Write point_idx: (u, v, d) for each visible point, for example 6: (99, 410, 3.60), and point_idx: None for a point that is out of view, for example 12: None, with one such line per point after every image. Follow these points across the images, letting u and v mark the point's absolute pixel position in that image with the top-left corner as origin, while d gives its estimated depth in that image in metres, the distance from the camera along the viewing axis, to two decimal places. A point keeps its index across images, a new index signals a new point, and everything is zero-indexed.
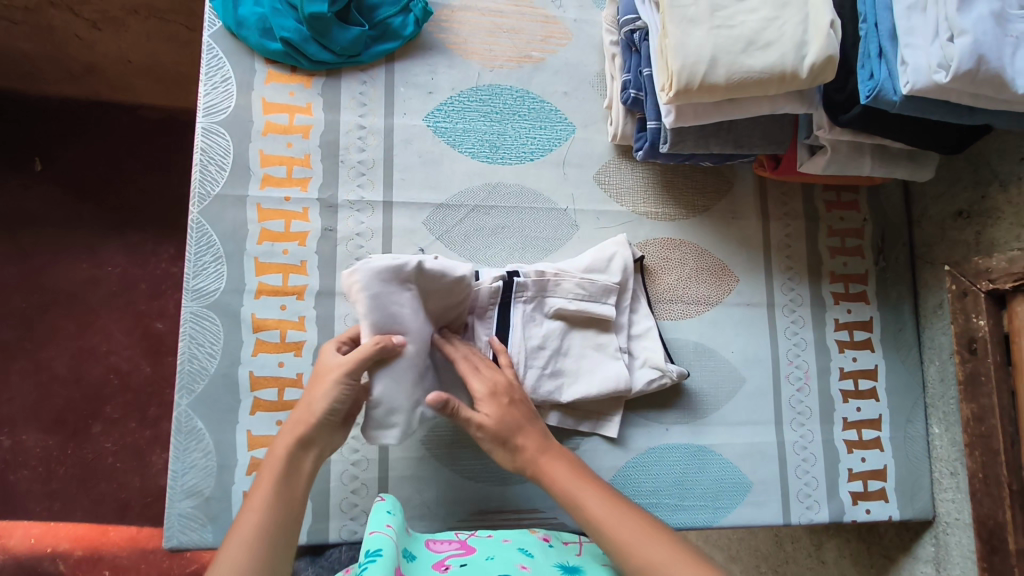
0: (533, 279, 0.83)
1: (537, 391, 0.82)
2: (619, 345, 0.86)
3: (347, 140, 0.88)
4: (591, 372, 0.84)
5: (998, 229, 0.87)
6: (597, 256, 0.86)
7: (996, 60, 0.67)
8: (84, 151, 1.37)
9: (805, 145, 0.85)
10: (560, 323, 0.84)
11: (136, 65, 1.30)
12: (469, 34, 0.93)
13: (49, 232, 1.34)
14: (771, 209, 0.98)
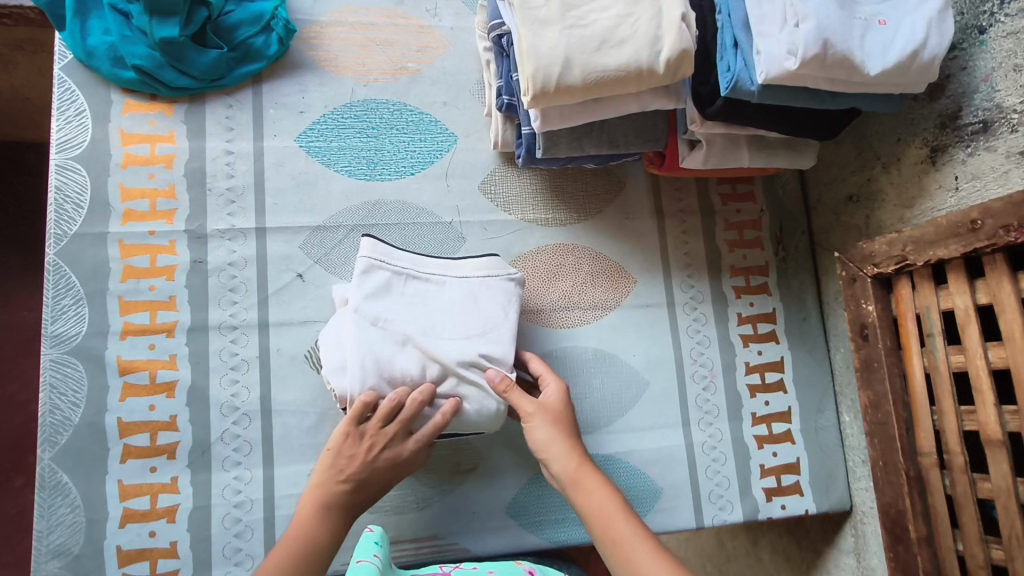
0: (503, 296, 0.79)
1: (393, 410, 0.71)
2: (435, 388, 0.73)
3: (214, 167, 0.84)
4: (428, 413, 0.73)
5: (884, 212, 0.86)
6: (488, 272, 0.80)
7: (843, 43, 0.66)
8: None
9: (684, 140, 0.83)
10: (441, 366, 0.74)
11: (35, 103, 1.15)
12: (340, 49, 0.90)
13: None
14: (665, 206, 0.97)
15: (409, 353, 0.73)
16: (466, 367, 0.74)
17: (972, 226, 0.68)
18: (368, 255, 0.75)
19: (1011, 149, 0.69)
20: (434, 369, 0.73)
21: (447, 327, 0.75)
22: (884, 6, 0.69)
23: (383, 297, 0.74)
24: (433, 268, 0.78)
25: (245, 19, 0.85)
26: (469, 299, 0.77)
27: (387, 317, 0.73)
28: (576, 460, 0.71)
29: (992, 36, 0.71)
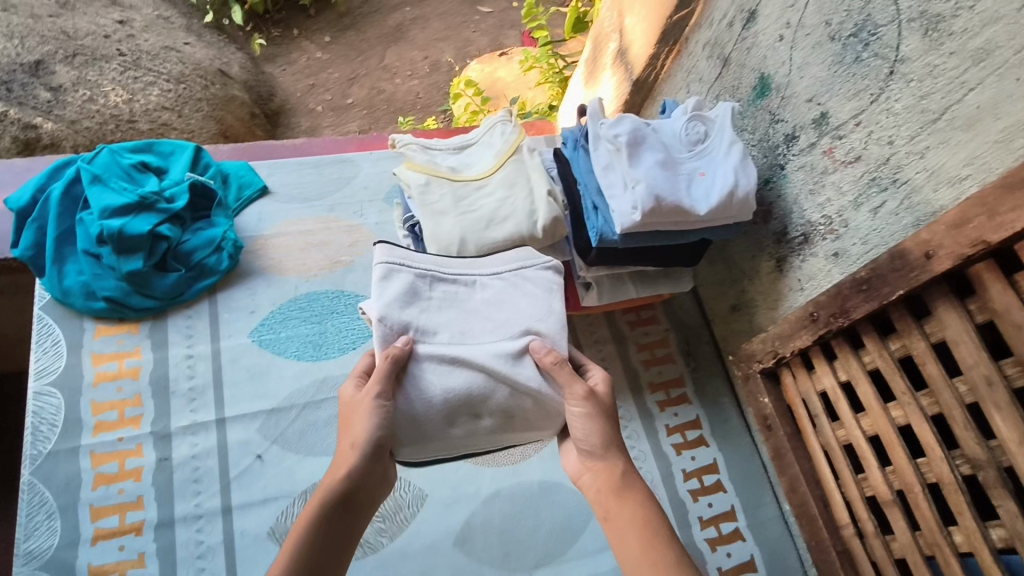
0: (542, 287, 0.72)
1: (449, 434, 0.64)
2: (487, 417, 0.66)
3: (177, 371, 0.95)
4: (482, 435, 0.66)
5: (760, 315, 1.00)
6: (514, 259, 0.73)
7: (673, 195, 0.84)
8: None
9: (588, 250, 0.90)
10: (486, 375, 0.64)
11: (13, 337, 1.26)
12: (283, 255, 1.07)
13: None
14: (582, 339, 1.10)
15: (453, 371, 0.64)
16: (517, 362, 0.65)
17: (812, 318, 0.82)
18: (384, 257, 0.68)
19: (828, 252, 0.84)
20: (483, 381, 0.64)
21: (486, 330, 0.67)
22: (701, 162, 0.89)
23: (409, 304, 0.66)
24: (458, 268, 0.71)
25: (200, 245, 1.01)
26: (502, 295, 0.70)
27: (421, 329, 0.65)
28: (619, 467, 0.64)
29: (790, 170, 0.89)
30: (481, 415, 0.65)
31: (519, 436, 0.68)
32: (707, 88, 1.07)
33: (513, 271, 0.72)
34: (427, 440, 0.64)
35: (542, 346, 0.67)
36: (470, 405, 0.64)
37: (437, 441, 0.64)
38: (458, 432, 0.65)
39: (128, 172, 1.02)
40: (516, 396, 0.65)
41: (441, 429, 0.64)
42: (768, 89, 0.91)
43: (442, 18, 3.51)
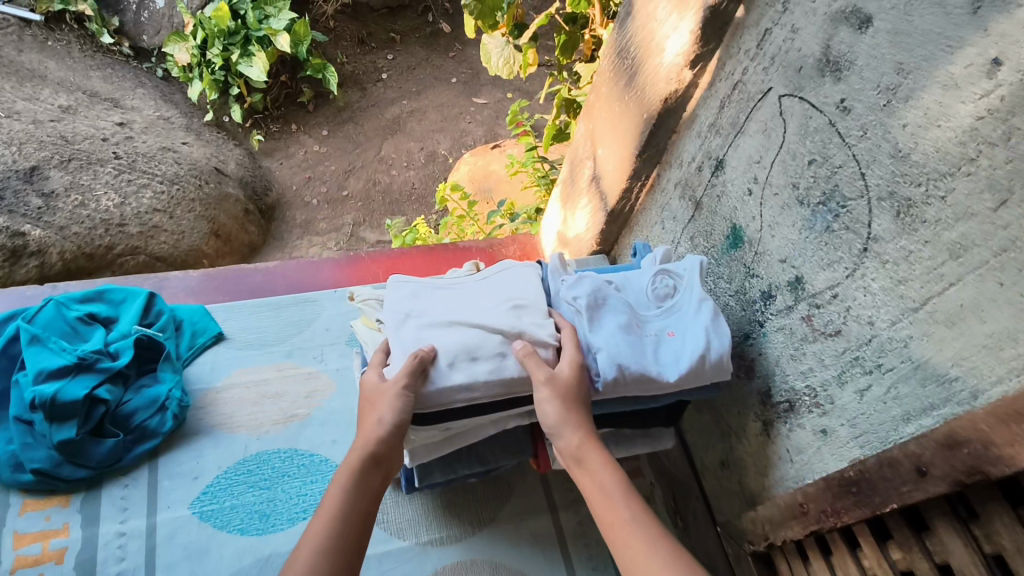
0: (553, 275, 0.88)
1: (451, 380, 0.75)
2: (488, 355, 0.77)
3: (106, 552, 0.86)
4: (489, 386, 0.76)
5: (750, 479, 0.91)
6: (507, 259, 0.92)
7: (637, 362, 0.77)
8: None
9: (551, 346, 0.78)
10: (484, 330, 0.78)
11: None
12: (234, 409, 1.01)
13: None
14: (558, 498, 1.01)
15: (452, 330, 0.79)
16: (512, 314, 0.80)
17: (800, 509, 0.74)
18: (398, 278, 0.89)
19: (815, 427, 0.77)
20: (478, 334, 0.78)
21: (481, 302, 0.84)
22: (669, 320, 0.83)
23: (409, 294, 0.86)
24: (457, 277, 0.91)
25: (142, 404, 0.95)
26: (487, 283, 0.88)
27: (421, 307, 0.83)
28: (572, 412, 0.74)
29: (770, 330, 0.83)
30: (478, 361, 0.76)
31: (520, 388, 0.77)
32: (681, 228, 1.03)
33: (503, 264, 0.92)
34: (433, 382, 0.74)
35: (532, 309, 0.81)
36: (469, 349, 0.77)
37: (440, 386, 0.74)
38: (459, 377, 0.75)
39: (70, 327, 0.98)
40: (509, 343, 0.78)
41: (445, 372, 0.75)
42: (740, 241, 0.88)
43: (438, 110, 3.61)
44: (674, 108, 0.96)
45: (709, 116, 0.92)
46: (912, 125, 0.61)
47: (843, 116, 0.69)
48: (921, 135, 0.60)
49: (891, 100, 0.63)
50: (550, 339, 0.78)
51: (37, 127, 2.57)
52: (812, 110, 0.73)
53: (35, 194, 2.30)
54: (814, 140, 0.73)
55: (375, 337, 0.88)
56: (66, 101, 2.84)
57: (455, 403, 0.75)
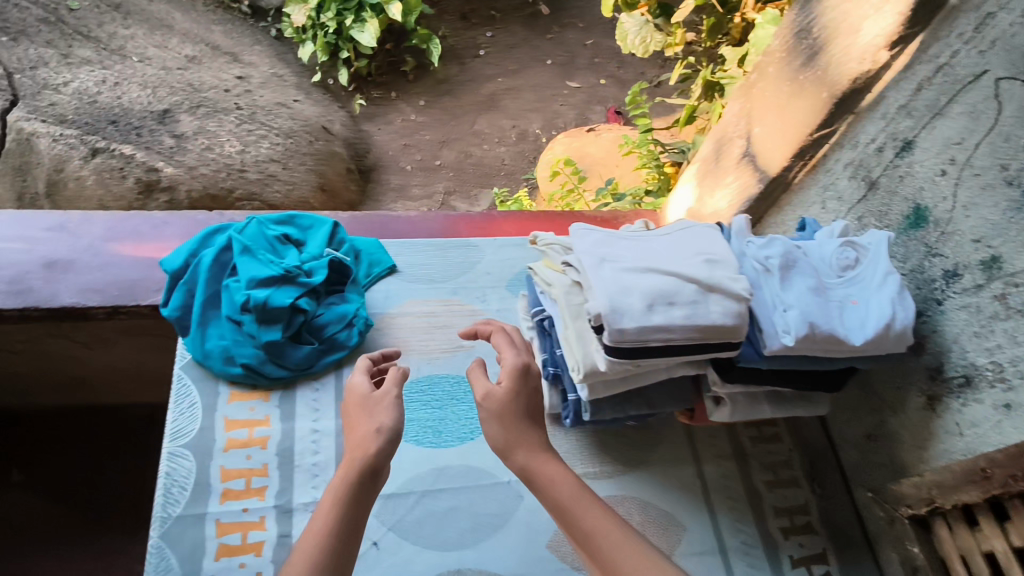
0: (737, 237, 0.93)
1: (650, 320, 0.80)
2: (685, 300, 0.81)
3: (302, 445, 0.96)
4: (682, 331, 0.80)
5: (904, 451, 0.94)
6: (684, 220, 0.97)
7: (825, 322, 0.81)
8: (76, 470, 1.66)
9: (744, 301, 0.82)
10: (676, 278, 0.83)
11: (124, 369, 1.63)
12: (408, 334, 1.09)
13: (58, 522, 1.59)
14: (703, 452, 1.06)
15: (649, 275, 0.84)
16: (703, 266, 0.84)
17: (983, 473, 0.77)
18: (583, 229, 0.95)
19: (997, 402, 0.81)
20: (673, 281, 0.83)
21: (671, 254, 0.88)
22: (852, 288, 0.86)
23: (600, 241, 0.91)
24: (637, 230, 0.96)
25: (330, 319, 1.04)
26: (672, 238, 0.92)
27: (615, 253, 0.88)
28: (513, 430, 0.79)
29: (949, 308, 0.86)
30: (675, 304, 0.81)
31: (715, 334, 0.81)
32: (847, 208, 1.06)
33: (681, 225, 0.96)
34: (637, 321, 0.79)
35: (717, 261, 0.85)
36: (666, 294, 0.81)
37: (640, 323, 0.79)
38: (658, 318, 0.80)
39: (272, 242, 1.07)
40: (704, 293, 0.82)
41: (645, 312, 0.80)
42: (924, 221, 0.91)
43: (534, 89, 3.64)
44: (861, 89, 0.99)
45: (900, 97, 0.95)
46: None
47: None
48: None
49: None
50: (743, 293, 0.81)
51: (167, 73, 2.67)
52: None
53: (167, 134, 2.37)
54: None
55: (562, 279, 0.94)
56: (192, 52, 2.90)
57: (649, 342, 0.80)
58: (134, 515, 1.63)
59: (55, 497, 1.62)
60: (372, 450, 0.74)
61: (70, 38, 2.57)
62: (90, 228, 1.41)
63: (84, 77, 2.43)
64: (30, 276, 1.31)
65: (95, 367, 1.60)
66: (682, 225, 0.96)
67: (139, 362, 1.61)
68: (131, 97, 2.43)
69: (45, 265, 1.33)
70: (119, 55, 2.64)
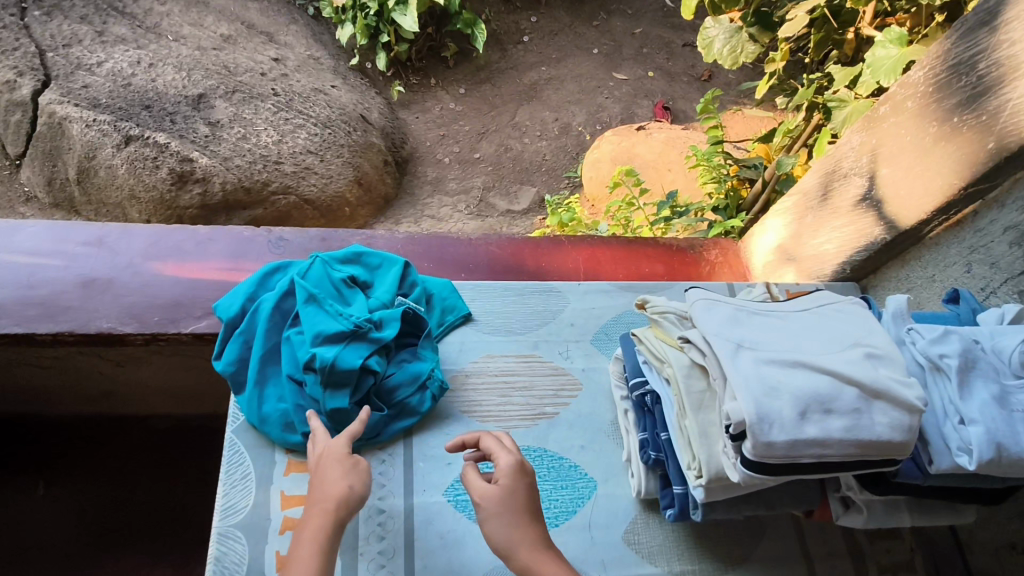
0: (893, 324, 0.79)
1: (802, 433, 0.66)
2: (844, 409, 0.68)
3: (367, 529, 0.84)
4: (841, 447, 0.67)
5: None
6: (822, 296, 0.83)
7: (1014, 443, 0.67)
8: (101, 487, 1.56)
9: (917, 410, 0.68)
10: (831, 379, 0.69)
11: (155, 385, 1.52)
12: (483, 397, 0.96)
13: (81, 544, 1.49)
14: (814, 548, 0.92)
15: (796, 372, 0.70)
16: (863, 364, 0.71)
17: None
18: (704, 300, 0.81)
19: None
20: (828, 382, 0.69)
21: (816, 342, 0.74)
22: None
23: (729, 319, 0.77)
24: (765, 304, 0.82)
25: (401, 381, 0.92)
26: (812, 319, 0.78)
27: (749, 338, 0.75)
28: (513, 523, 0.71)
29: None
30: (831, 413, 0.68)
31: (877, 452, 0.68)
32: (1003, 277, 0.93)
33: (818, 301, 0.82)
34: (789, 434, 0.66)
35: (879, 358, 0.71)
36: (821, 400, 0.68)
37: (791, 436, 0.66)
38: (812, 430, 0.67)
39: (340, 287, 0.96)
40: (865, 400, 0.68)
41: (796, 422, 0.67)
42: None
43: (577, 81, 3.46)
44: None
45: None
46: None
47: None
48: None
49: None
50: (915, 402, 0.67)
51: (202, 54, 2.47)
52: None
53: (201, 121, 2.21)
54: None
55: (678, 358, 0.81)
56: (228, 30, 2.73)
57: (799, 457, 0.67)
58: (162, 540, 1.52)
59: (81, 516, 1.52)
60: (339, 487, 0.74)
61: (104, 14, 2.37)
62: (130, 242, 1.30)
63: (119, 57, 2.23)
64: (64, 295, 1.21)
65: (126, 382, 1.50)
66: (821, 302, 0.82)
67: (172, 379, 1.50)
68: (167, 80, 2.23)
69: (82, 285, 1.23)
70: (155, 32, 2.49)
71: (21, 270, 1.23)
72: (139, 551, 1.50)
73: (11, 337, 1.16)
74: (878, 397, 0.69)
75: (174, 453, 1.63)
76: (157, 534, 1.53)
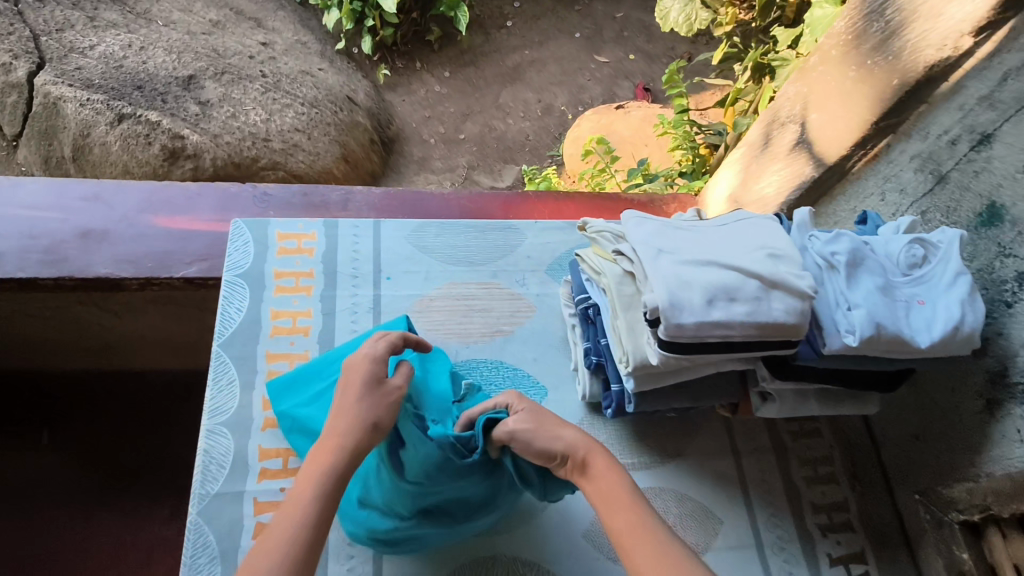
0: (800, 230, 0.88)
1: (709, 316, 0.76)
2: (748, 297, 0.77)
3: None
4: (743, 329, 0.77)
5: (954, 456, 0.91)
6: (742, 212, 0.92)
7: (892, 324, 0.77)
8: (103, 435, 1.64)
9: (808, 298, 0.78)
10: (739, 274, 0.79)
11: (151, 338, 1.61)
12: (446, 318, 1.07)
13: (85, 487, 1.57)
14: (741, 445, 1.04)
15: (708, 268, 0.80)
16: (767, 261, 0.80)
17: None
18: (636, 216, 0.90)
19: None
20: (735, 276, 0.79)
21: (731, 245, 0.84)
22: (919, 287, 0.82)
23: (656, 230, 0.87)
24: (692, 220, 0.92)
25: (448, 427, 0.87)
26: (730, 228, 0.88)
27: (672, 243, 0.84)
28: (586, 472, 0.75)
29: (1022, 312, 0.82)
30: (735, 300, 0.77)
31: (775, 333, 0.78)
32: (911, 200, 0.99)
33: (738, 216, 0.91)
34: (697, 316, 0.76)
35: (782, 257, 0.81)
36: (727, 289, 0.78)
37: (699, 318, 0.76)
38: (717, 314, 0.76)
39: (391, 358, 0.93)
40: (766, 290, 0.78)
41: (704, 307, 0.77)
42: (999, 220, 0.85)
43: (559, 63, 3.54)
44: (938, 77, 0.91)
45: (982, 87, 0.87)
46: None
47: None
48: None
49: None
50: (806, 289, 0.78)
51: (191, 38, 2.49)
52: None
53: (191, 101, 2.22)
54: None
55: (612, 268, 0.91)
56: (217, 17, 2.79)
57: (705, 337, 0.77)
58: (163, 481, 1.62)
59: (84, 463, 1.60)
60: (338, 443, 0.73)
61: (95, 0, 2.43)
62: (124, 197, 1.38)
63: (110, 41, 2.27)
64: (65, 245, 1.30)
65: (124, 333, 1.58)
66: (740, 216, 0.91)
67: (166, 330, 1.59)
68: (156, 62, 2.26)
69: (81, 235, 1.32)
70: (146, 19, 2.52)
71: (24, 223, 1.31)
72: (140, 494, 1.59)
73: (17, 282, 1.26)
74: (777, 286, 0.78)
75: (170, 405, 1.73)
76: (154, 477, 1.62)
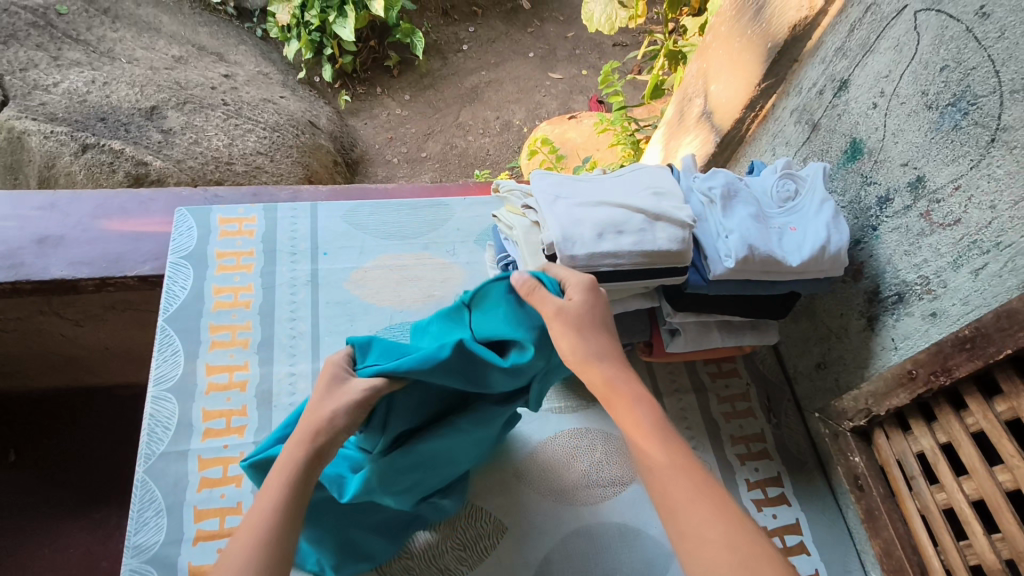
0: (684, 178, 0.98)
1: (599, 247, 0.85)
2: (633, 230, 0.87)
3: (279, 387, 1.02)
4: (630, 257, 0.86)
5: (846, 374, 1.00)
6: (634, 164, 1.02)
7: (765, 246, 0.86)
8: (65, 446, 1.50)
9: (688, 228, 0.88)
10: (624, 213, 0.88)
11: (113, 349, 1.54)
12: (380, 286, 1.14)
13: (46, 509, 1.42)
14: (663, 386, 1.11)
15: (598, 209, 0.89)
16: (649, 200, 0.90)
17: (910, 375, 0.86)
18: (540, 171, 0.99)
19: (924, 312, 0.86)
20: (623, 214, 0.88)
21: (620, 191, 0.93)
22: (792, 217, 0.91)
23: (555, 180, 0.96)
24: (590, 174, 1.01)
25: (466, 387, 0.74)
26: (621, 177, 0.97)
27: (567, 190, 0.93)
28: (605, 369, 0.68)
29: (883, 231, 0.91)
30: (623, 233, 0.87)
31: (661, 259, 0.87)
32: (794, 150, 1.09)
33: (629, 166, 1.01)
34: (588, 248, 0.85)
35: (664, 197, 0.91)
36: (615, 225, 0.87)
37: (591, 250, 0.85)
38: (607, 245, 0.85)
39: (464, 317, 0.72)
40: (651, 224, 0.88)
41: (594, 240, 0.86)
42: (860, 153, 0.94)
43: (516, 81, 3.36)
44: (801, 37, 1.03)
45: (837, 40, 0.98)
46: (1008, 40, 0.73)
47: (981, 21, 0.75)
48: (1015, 48, 0.72)
49: (983, 19, 0.75)
50: (686, 220, 0.87)
51: (154, 73, 2.25)
52: (949, 21, 0.79)
53: (154, 129, 1.99)
54: (948, 48, 0.80)
55: (522, 222, 1.00)
56: (179, 52, 2.54)
57: (597, 268, 0.86)
58: None
59: (47, 480, 1.45)
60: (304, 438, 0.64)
61: None
62: (79, 205, 1.42)
63: (73, 78, 2.02)
64: (21, 252, 1.32)
65: (85, 345, 1.51)
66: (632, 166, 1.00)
67: (130, 337, 1.53)
68: (119, 96, 2.02)
69: (37, 241, 1.34)
70: (110, 57, 2.27)
71: None
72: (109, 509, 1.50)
73: None
74: (659, 219, 0.88)
75: None
76: (104, 487, 1.47)
